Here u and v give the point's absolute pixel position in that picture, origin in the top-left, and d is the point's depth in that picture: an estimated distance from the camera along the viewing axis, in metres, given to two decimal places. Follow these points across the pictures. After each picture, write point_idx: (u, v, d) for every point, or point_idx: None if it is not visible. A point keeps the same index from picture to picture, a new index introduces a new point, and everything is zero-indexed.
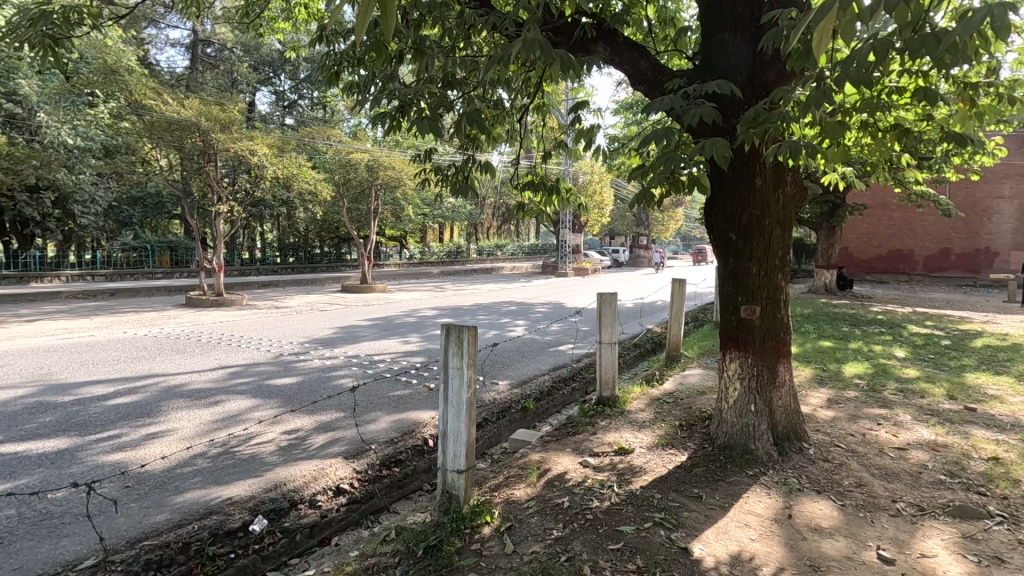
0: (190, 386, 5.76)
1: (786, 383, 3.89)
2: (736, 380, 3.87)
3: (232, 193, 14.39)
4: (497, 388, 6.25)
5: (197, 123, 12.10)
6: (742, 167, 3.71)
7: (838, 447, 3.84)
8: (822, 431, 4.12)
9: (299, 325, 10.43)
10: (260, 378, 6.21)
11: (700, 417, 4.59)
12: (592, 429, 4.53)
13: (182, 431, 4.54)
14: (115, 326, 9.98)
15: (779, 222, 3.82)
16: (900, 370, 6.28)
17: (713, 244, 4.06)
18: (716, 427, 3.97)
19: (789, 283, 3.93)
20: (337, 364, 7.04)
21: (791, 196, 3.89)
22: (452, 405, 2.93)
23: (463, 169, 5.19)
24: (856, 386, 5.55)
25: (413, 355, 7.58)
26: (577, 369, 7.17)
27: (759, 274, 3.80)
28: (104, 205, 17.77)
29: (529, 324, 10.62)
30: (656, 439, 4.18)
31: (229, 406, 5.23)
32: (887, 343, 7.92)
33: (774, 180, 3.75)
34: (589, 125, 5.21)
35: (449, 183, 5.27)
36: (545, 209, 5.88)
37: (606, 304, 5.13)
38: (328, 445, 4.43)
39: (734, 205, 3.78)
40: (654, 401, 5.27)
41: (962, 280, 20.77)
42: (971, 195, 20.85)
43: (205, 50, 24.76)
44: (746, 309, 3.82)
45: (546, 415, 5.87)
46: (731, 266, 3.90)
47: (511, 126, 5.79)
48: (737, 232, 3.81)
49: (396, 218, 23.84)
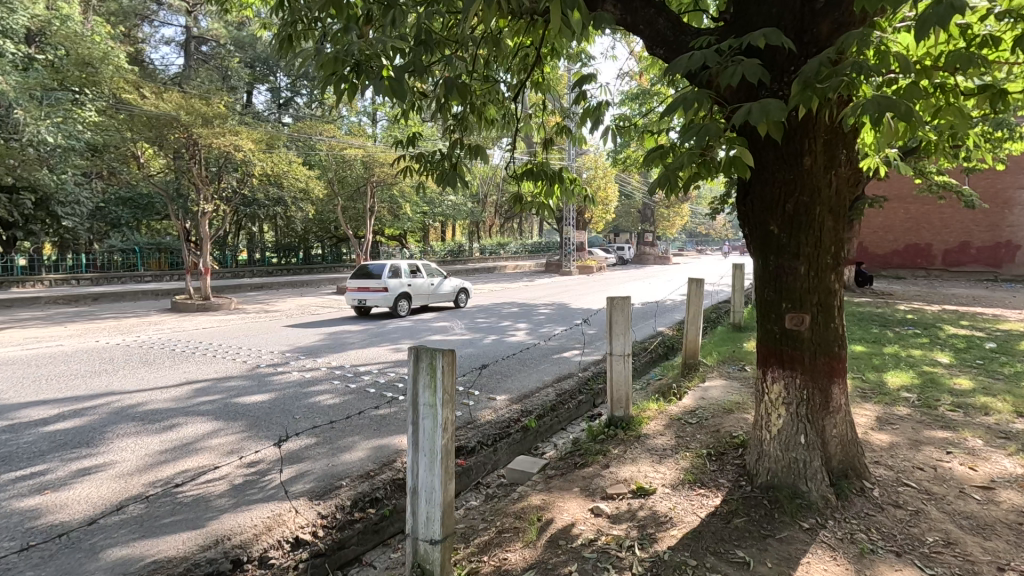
0: (145, 408, 5.07)
1: (841, 409, 3.18)
2: (780, 405, 3.17)
3: (218, 192, 13.73)
4: (493, 405, 5.54)
5: (176, 117, 11.47)
6: (783, 145, 3.04)
7: (908, 487, 3.13)
8: (883, 464, 3.41)
9: (282, 331, 9.73)
10: (228, 397, 5.52)
11: (731, 444, 3.88)
12: (605, 460, 3.83)
13: (121, 466, 3.86)
14: (88, 335, 9.34)
15: (832, 211, 3.14)
16: (951, 379, 5.54)
17: (749, 239, 3.38)
18: (756, 462, 3.27)
19: (843, 287, 3.22)
20: (318, 377, 6.34)
21: (846, 177, 3.18)
22: (424, 452, 2.24)
23: (445, 158, 4.48)
24: (905, 401, 4.83)
25: (403, 365, 6.90)
26: (583, 381, 6.44)
27: (808, 275, 3.11)
28: (90, 207, 17.11)
29: (531, 327, 9.89)
30: (681, 475, 3.48)
31: (184, 432, 4.54)
32: (925, 346, 7.18)
33: (824, 159, 3.05)
34: (595, 103, 4.51)
35: (432, 174, 4.53)
36: (547, 200, 5.16)
37: (617, 309, 4.43)
38: (290, 482, 3.73)
39: (775, 191, 3.11)
40: (673, 421, 4.56)
41: (983, 275, 19.96)
42: (992, 185, 20.06)
43: (198, 47, 24.27)
44: (792, 318, 3.12)
45: (549, 436, 5.22)
46: (771, 264, 3.21)
47: (507, 109, 5.08)
48: (779, 224, 3.13)
49: (394, 217, 23.15)
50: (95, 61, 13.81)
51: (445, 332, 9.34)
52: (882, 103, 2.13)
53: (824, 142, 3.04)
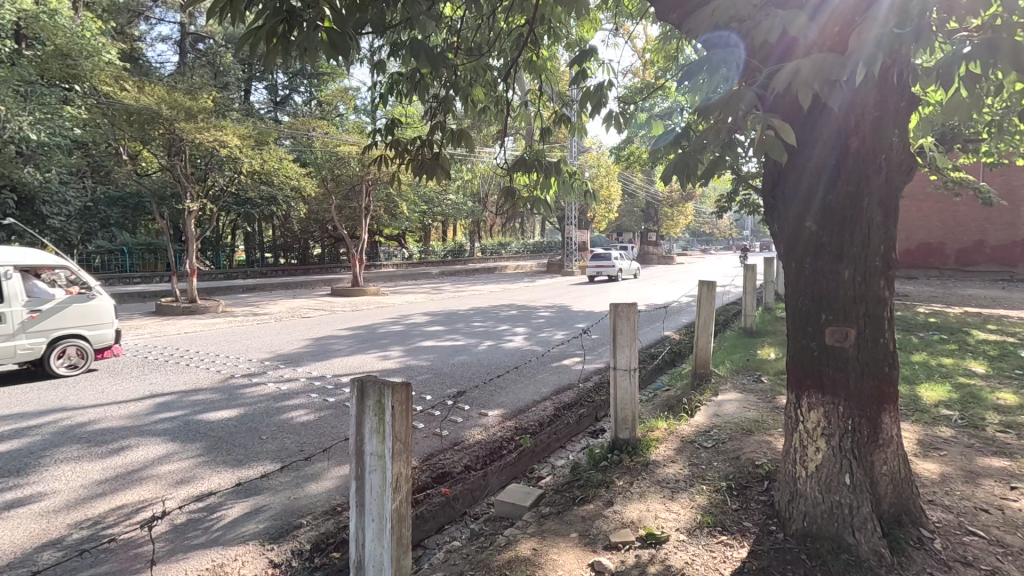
0: (95, 427, 4.54)
1: (892, 441, 2.65)
2: (818, 436, 2.64)
3: (205, 191, 13.27)
4: (484, 422, 5.01)
5: (159, 112, 11.02)
6: (824, 125, 2.54)
7: (977, 538, 2.59)
8: (940, 505, 2.88)
9: (269, 336, 9.25)
10: (191, 413, 5.00)
11: (756, 475, 3.35)
12: (608, 494, 3.30)
13: (47, 501, 3.34)
14: None
15: (882, 204, 2.61)
16: (991, 393, 5.01)
17: (779, 237, 2.87)
18: (788, 503, 2.75)
19: (895, 295, 2.69)
20: (296, 389, 5.83)
21: (899, 164, 2.66)
22: (370, 517, 1.74)
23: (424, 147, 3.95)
24: (947, 420, 4.31)
25: (388, 376, 6.40)
26: (584, 392, 5.92)
27: (853, 281, 2.59)
28: (77, 206, 16.64)
29: (529, 331, 9.38)
30: (698, 516, 2.96)
31: (131, 457, 4.00)
32: (955, 353, 6.65)
33: (874, 141, 2.55)
34: (595, 84, 3.99)
35: (411, 166, 3.97)
36: (542, 197, 4.60)
37: (622, 317, 3.91)
38: (241, 521, 3.18)
39: (812, 179, 2.61)
40: (685, 444, 4.01)
41: (998, 275, 19.39)
42: (1008, 182, 19.43)
43: (193, 45, 23.90)
44: (833, 331, 2.60)
45: (546, 455, 4.70)
46: (804, 267, 2.70)
47: (497, 97, 4.56)
48: (816, 219, 2.63)
49: (390, 216, 22.67)
50: (76, 53, 13.70)
51: (438, 337, 8.82)
52: (984, 44, 1.59)
53: (874, 121, 2.53)
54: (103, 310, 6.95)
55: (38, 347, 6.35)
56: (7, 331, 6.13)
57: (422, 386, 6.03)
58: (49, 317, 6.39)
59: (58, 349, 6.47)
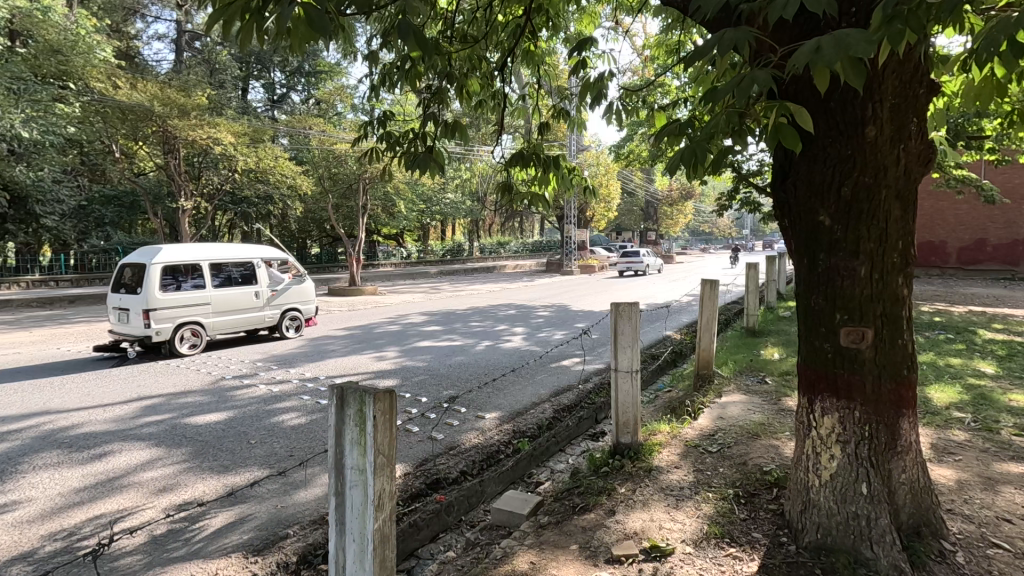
0: (78, 431, 4.39)
1: (912, 448, 2.51)
2: (833, 443, 2.50)
3: (200, 189, 13.08)
4: (481, 426, 4.86)
5: (150, 108, 10.82)
6: (838, 112, 2.39)
7: (1002, 551, 2.44)
8: (960, 514, 2.73)
9: (264, 336, 9.09)
10: (179, 415, 4.85)
11: (764, 482, 3.20)
12: (610, 503, 3.15)
13: (23, 511, 3.19)
14: (50, 341, 8.66)
15: (899, 197, 2.46)
16: (1004, 394, 4.87)
17: (790, 234, 2.72)
18: (800, 513, 2.61)
19: (912, 293, 2.55)
20: (288, 392, 5.67)
21: (917, 155, 2.51)
22: (352, 538, 1.60)
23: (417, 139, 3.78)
24: (960, 422, 4.16)
25: (383, 377, 6.25)
26: (585, 394, 5.77)
27: (870, 279, 2.43)
28: (71, 205, 16.46)
29: (528, 332, 9.22)
30: (705, 526, 2.81)
31: (113, 463, 3.85)
32: (964, 353, 6.51)
33: (892, 130, 2.40)
34: (596, 76, 3.85)
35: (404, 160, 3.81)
36: (541, 193, 4.43)
37: (623, 318, 3.77)
38: (224, 532, 3.03)
39: (827, 170, 2.46)
40: (689, 448, 3.86)
41: (1000, 273, 19.26)
42: (1011, 180, 19.28)
43: (189, 42, 23.69)
44: (849, 333, 2.44)
45: (545, 460, 4.56)
46: (817, 264, 2.54)
47: (493, 92, 4.39)
48: (830, 213, 2.48)
49: (388, 215, 22.46)
50: (67, 50, 13.43)
51: (435, 338, 8.65)
52: None
53: (891, 108, 2.39)
54: (307, 289, 9.25)
55: (276, 316, 8.75)
56: (255, 304, 8.40)
57: (418, 388, 5.87)
58: (281, 294, 8.69)
59: (283, 317, 8.78)
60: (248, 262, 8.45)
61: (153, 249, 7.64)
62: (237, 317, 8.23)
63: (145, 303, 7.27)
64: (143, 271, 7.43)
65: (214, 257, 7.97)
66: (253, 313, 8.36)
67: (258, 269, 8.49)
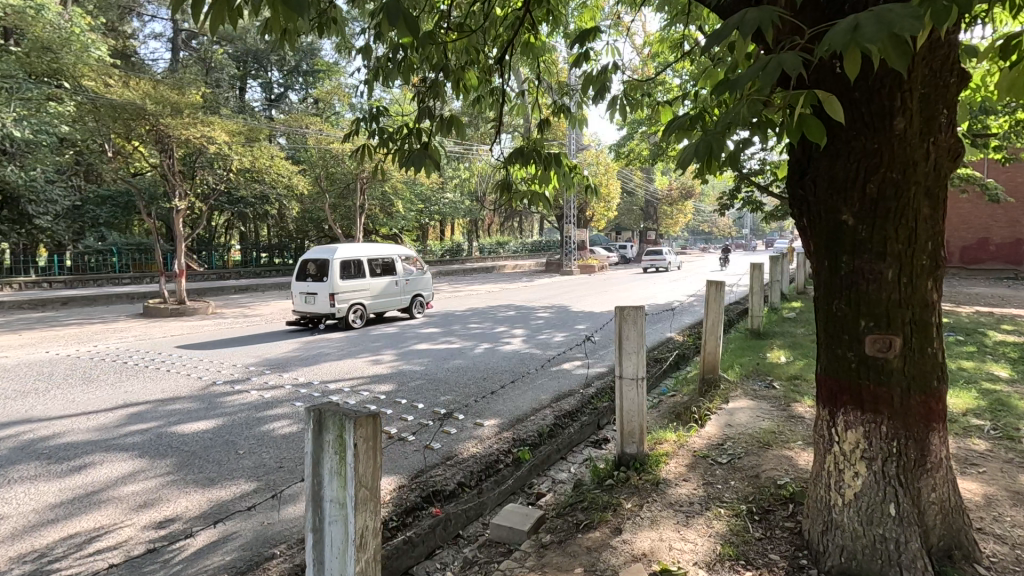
0: (58, 441, 4.20)
1: (942, 465, 2.33)
2: (858, 460, 2.33)
3: (194, 189, 12.90)
4: (479, 434, 4.68)
5: (143, 107, 10.66)
6: (863, 104, 2.22)
7: None
8: (991, 535, 2.56)
9: (394, 317, 11.38)
10: (165, 424, 4.66)
11: (779, 497, 3.03)
12: (616, 520, 2.97)
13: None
14: (39, 345, 8.47)
15: (929, 194, 2.29)
16: (1021, 400, 4.70)
17: (809, 234, 2.54)
18: (821, 535, 2.44)
19: (942, 299, 2.37)
20: (279, 398, 5.48)
21: (947, 149, 2.33)
22: None
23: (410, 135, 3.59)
24: (979, 430, 3.99)
25: (379, 382, 6.07)
26: (587, 399, 5.59)
27: (898, 283, 2.25)
28: (65, 205, 16.25)
29: (528, 334, 9.04)
30: (718, 546, 2.63)
31: (92, 476, 3.66)
32: (975, 356, 6.34)
33: (921, 123, 2.22)
34: (599, 68, 3.70)
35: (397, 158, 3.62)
36: (542, 191, 4.26)
37: (628, 322, 3.59)
38: (205, 553, 2.85)
39: (851, 166, 2.28)
40: (697, 459, 3.69)
41: (1003, 273, 19.08)
42: (1013, 179, 19.11)
43: (185, 41, 23.49)
44: (875, 341, 2.27)
45: (547, 469, 4.38)
46: (840, 267, 2.36)
47: (491, 86, 4.22)
48: (854, 212, 2.30)
49: (386, 214, 22.28)
50: (59, 46, 13.11)
51: (433, 340, 8.46)
52: None
53: (920, 99, 2.21)
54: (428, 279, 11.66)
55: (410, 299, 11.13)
56: (396, 290, 10.81)
57: (415, 393, 5.68)
58: (413, 282, 11.10)
59: (415, 300, 11.21)
60: (392, 259, 10.91)
61: (330, 248, 10.11)
62: (383, 299, 10.64)
63: (330, 287, 9.65)
64: (328, 265, 9.87)
65: (372, 255, 10.40)
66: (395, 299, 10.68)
67: (397, 265, 10.88)
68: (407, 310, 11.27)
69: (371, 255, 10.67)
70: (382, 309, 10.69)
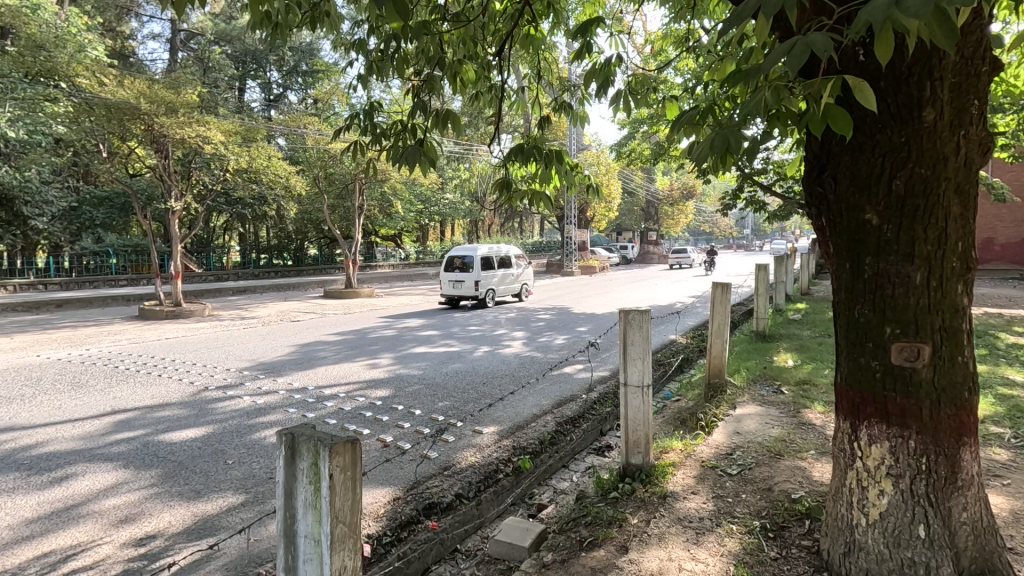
0: (41, 451, 4.05)
1: (975, 482, 2.17)
2: (883, 476, 2.18)
3: (190, 189, 12.75)
4: (478, 442, 4.52)
5: (137, 106, 10.51)
6: (889, 92, 2.06)
7: None
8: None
9: (505, 300, 14.87)
10: (153, 431, 4.50)
11: (794, 512, 2.86)
12: (622, 538, 2.80)
13: None
14: (31, 348, 8.32)
15: (959, 192, 2.12)
16: None
17: (829, 234, 2.37)
18: (842, 557, 2.29)
19: (972, 304, 2.20)
20: (272, 404, 5.31)
21: (979, 142, 2.16)
22: None
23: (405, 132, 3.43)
24: (1000, 439, 3.82)
25: (376, 387, 5.92)
26: (589, 404, 5.43)
27: (927, 287, 2.09)
28: (61, 206, 16.12)
29: (528, 336, 8.87)
30: (730, 566, 2.48)
31: (72, 489, 3.49)
32: (988, 359, 6.16)
33: (951, 114, 2.06)
34: (603, 60, 3.55)
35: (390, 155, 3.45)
36: (543, 191, 4.09)
37: (632, 327, 3.44)
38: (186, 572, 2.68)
39: (877, 159, 2.11)
40: (705, 469, 3.53)
41: (1009, 273, 18.87)
42: (1018, 178, 18.92)
43: (184, 42, 23.38)
44: (902, 350, 2.10)
45: (548, 478, 4.22)
46: (864, 270, 2.20)
47: (489, 82, 4.06)
48: (879, 211, 2.14)
49: (385, 215, 22.13)
50: (53, 46, 12.96)
51: (431, 343, 8.29)
52: None
53: (950, 88, 2.05)
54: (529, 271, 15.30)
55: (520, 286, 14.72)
56: (512, 280, 14.35)
57: (412, 399, 5.51)
58: (523, 273, 14.70)
59: (523, 287, 14.82)
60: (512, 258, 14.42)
61: (472, 248, 13.51)
62: (504, 286, 14.20)
63: (476, 277, 13.10)
64: (474, 261, 13.20)
65: (501, 253, 13.87)
66: (511, 287, 14.14)
67: (513, 261, 14.44)
68: (516, 295, 14.94)
69: (496, 253, 14.10)
70: (501, 295, 14.23)
